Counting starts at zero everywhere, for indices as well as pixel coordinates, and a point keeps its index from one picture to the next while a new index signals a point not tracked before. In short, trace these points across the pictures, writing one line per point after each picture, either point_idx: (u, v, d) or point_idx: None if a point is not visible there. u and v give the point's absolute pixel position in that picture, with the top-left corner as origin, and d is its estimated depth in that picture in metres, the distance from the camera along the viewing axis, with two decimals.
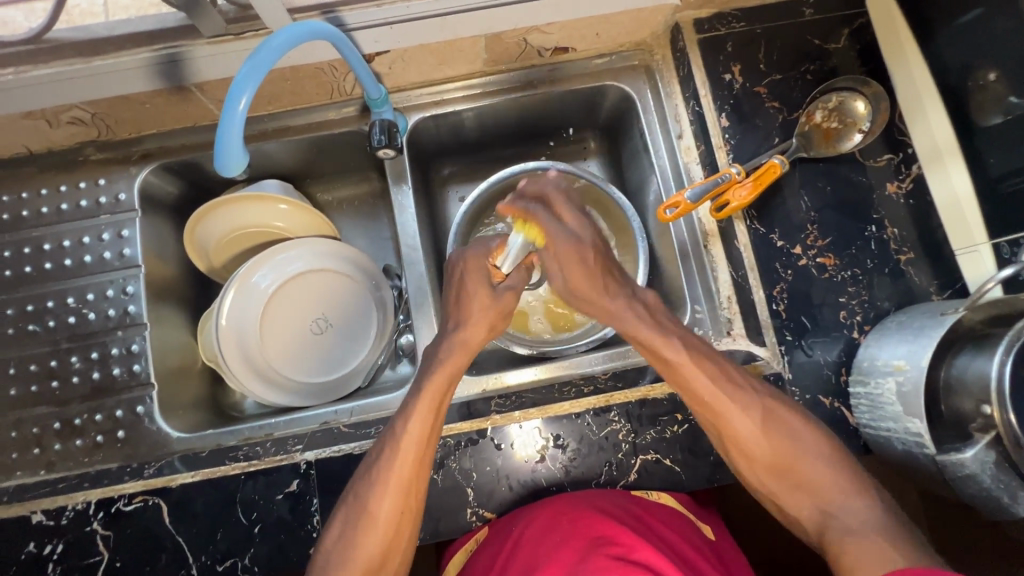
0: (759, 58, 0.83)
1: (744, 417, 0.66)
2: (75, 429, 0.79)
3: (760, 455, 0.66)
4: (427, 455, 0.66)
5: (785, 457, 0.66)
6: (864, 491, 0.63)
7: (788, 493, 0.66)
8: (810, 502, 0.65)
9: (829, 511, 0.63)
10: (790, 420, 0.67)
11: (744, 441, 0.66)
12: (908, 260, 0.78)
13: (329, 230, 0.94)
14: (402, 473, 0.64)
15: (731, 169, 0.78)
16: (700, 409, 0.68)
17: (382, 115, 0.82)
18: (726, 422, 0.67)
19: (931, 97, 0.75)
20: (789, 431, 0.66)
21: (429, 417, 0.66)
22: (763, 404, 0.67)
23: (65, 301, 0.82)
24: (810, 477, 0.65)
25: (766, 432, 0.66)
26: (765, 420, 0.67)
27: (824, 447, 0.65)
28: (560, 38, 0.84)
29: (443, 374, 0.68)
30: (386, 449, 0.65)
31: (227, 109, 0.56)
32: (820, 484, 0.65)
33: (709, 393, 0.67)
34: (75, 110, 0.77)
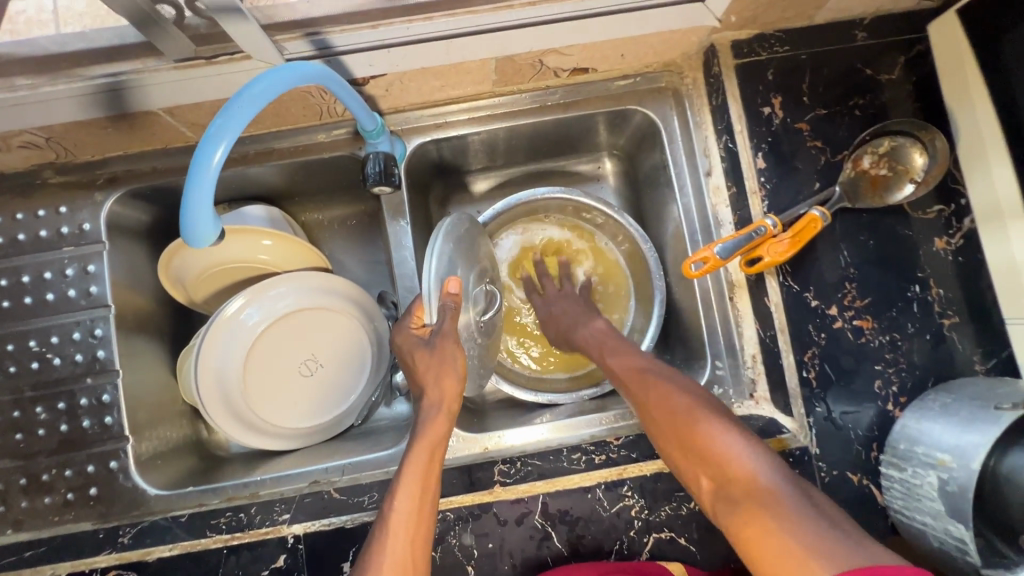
0: (804, 90, 0.74)
1: (670, 393, 0.63)
2: (43, 485, 0.73)
3: (679, 426, 0.59)
4: (421, 537, 0.56)
5: (696, 433, 0.57)
6: (787, 474, 0.52)
7: (709, 480, 0.55)
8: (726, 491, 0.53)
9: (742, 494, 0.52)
10: (715, 409, 0.60)
11: (673, 416, 0.60)
12: (952, 325, 0.71)
13: (319, 262, 0.86)
14: (397, 557, 0.54)
15: (767, 221, 0.70)
16: (639, 396, 0.66)
17: (377, 146, 0.73)
18: (654, 394, 0.64)
19: (995, 147, 0.66)
20: (704, 407, 0.60)
21: (416, 489, 0.57)
22: (699, 392, 0.63)
23: (27, 343, 0.75)
24: (719, 458, 0.55)
25: (688, 408, 0.60)
26: (695, 402, 0.61)
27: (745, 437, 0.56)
28: (580, 59, 0.74)
29: (425, 438, 0.60)
30: (377, 534, 0.56)
31: (194, 173, 0.47)
32: (733, 465, 0.54)
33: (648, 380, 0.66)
34: (26, 134, 0.68)
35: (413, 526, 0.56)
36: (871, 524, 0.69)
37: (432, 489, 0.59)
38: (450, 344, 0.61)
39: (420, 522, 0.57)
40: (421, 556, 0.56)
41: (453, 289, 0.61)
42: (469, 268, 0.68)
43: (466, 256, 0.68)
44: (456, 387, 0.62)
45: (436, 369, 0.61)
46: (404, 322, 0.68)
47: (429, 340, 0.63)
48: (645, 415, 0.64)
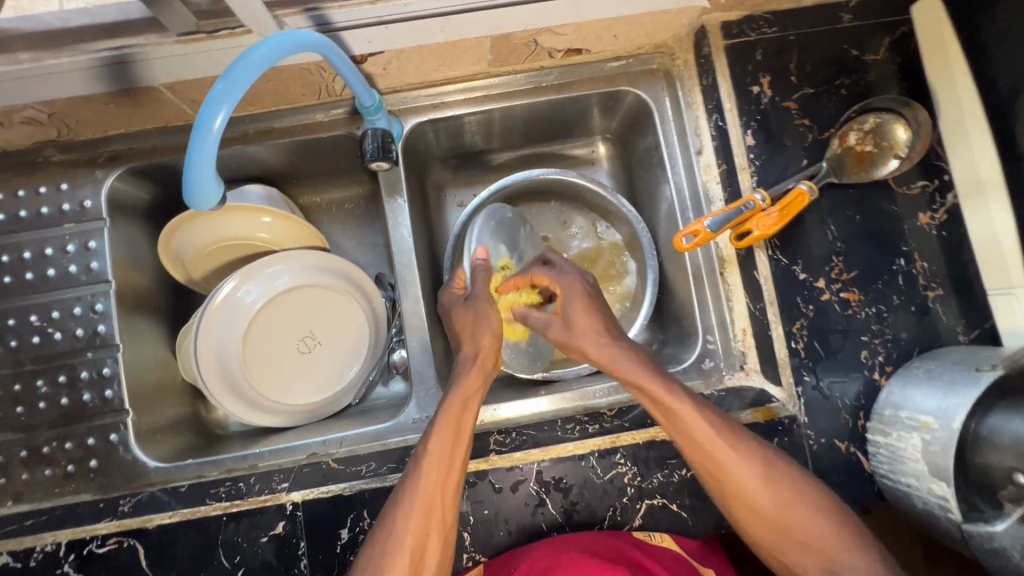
0: (791, 70, 0.76)
1: (744, 460, 0.61)
2: (43, 457, 0.73)
3: (761, 497, 0.60)
4: (452, 478, 0.61)
5: (785, 509, 0.60)
6: (865, 547, 0.58)
7: (790, 549, 0.60)
8: (813, 562, 0.59)
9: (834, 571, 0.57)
10: (786, 469, 0.62)
11: (746, 490, 0.60)
12: (937, 297, 0.73)
13: (316, 241, 0.87)
14: (428, 490, 0.59)
15: (756, 196, 0.71)
16: (706, 463, 0.62)
17: (375, 123, 0.74)
18: (724, 463, 0.61)
19: (975, 121, 0.69)
20: (784, 475, 0.61)
21: (449, 435, 0.62)
22: (758, 445, 0.63)
23: (28, 318, 0.76)
24: (817, 538, 0.59)
25: (769, 482, 0.61)
26: (763, 464, 0.62)
27: (825, 504, 0.60)
28: (574, 39, 0.75)
29: (461, 389, 0.65)
30: (412, 470, 0.61)
31: (198, 135, 0.48)
32: (825, 542, 0.58)
33: (708, 439, 0.61)
34: (29, 110, 0.69)
35: (444, 467, 0.61)
36: (858, 491, 0.70)
37: (465, 437, 0.63)
38: (486, 301, 0.71)
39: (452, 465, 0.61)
40: (450, 494, 0.61)
41: (480, 255, 0.75)
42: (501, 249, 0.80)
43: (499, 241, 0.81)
44: (493, 345, 0.70)
45: (474, 327, 0.70)
46: (448, 285, 0.78)
47: (466, 300, 0.73)
48: (710, 482, 0.63)
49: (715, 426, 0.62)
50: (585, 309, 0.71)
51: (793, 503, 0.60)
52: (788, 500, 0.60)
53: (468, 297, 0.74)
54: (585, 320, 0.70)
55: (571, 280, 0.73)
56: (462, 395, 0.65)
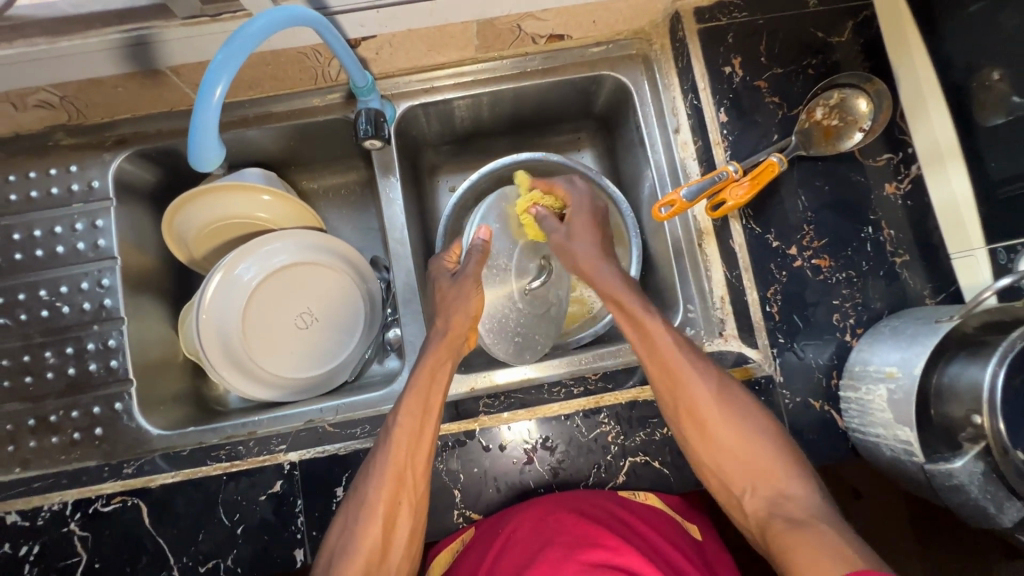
0: (761, 51, 0.81)
1: (703, 383, 0.67)
2: (51, 425, 0.76)
3: (714, 424, 0.67)
4: (421, 451, 0.65)
5: (732, 434, 0.66)
6: (804, 475, 0.64)
7: (736, 472, 0.66)
8: (756, 487, 0.65)
9: (775, 494, 0.64)
10: (740, 400, 0.68)
11: (701, 408, 0.67)
12: (904, 263, 0.77)
13: (313, 221, 0.91)
14: (397, 461, 0.64)
15: (729, 167, 0.75)
16: (663, 373, 0.68)
17: (368, 103, 0.79)
18: (685, 378, 0.67)
19: (934, 98, 0.73)
20: (738, 405, 0.68)
21: (417, 412, 0.66)
22: (719, 375, 0.69)
23: (37, 293, 0.79)
24: (758, 462, 0.65)
25: (721, 405, 0.67)
26: (720, 394, 0.68)
27: (771, 434, 0.66)
28: (556, 24, 0.80)
29: (428, 367, 0.70)
30: (382, 442, 0.66)
31: (201, 100, 0.52)
32: (767, 466, 0.65)
33: (673, 355, 0.68)
34: (42, 92, 0.73)
35: (414, 440, 0.65)
36: (832, 447, 0.73)
37: (434, 413, 0.67)
38: (472, 282, 0.77)
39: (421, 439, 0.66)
40: (421, 467, 0.65)
41: (482, 235, 0.80)
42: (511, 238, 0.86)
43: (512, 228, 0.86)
44: (464, 324, 0.75)
45: (452, 302, 0.75)
46: (443, 256, 0.83)
47: (453, 276, 0.79)
48: (667, 400, 0.69)
49: (680, 344, 0.69)
50: (589, 228, 0.80)
51: (742, 427, 0.67)
52: (739, 424, 0.66)
53: (456, 274, 0.79)
54: (582, 224, 0.80)
55: (581, 198, 0.82)
56: (430, 373, 0.69)
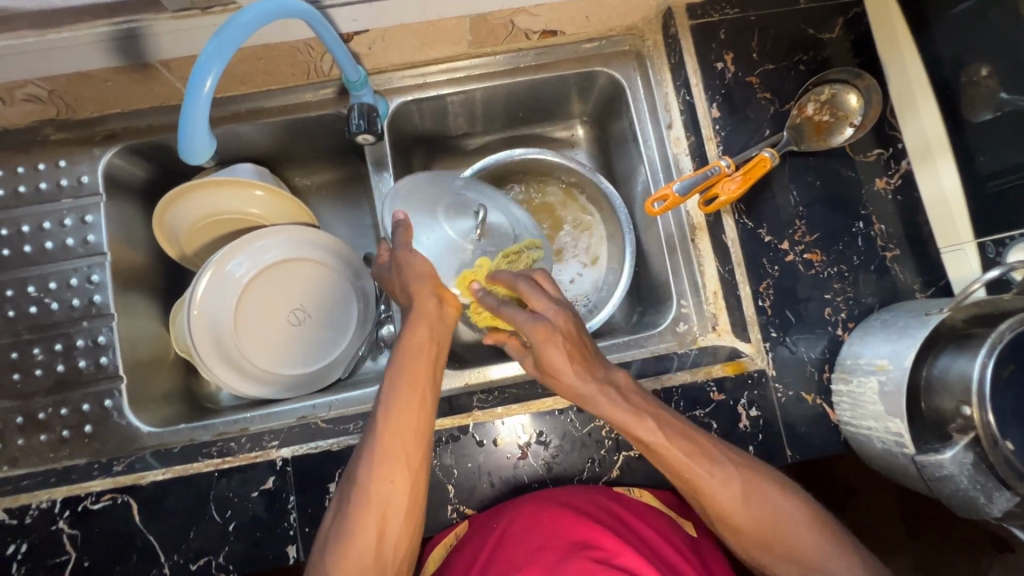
0: (752, 47, 0.81)
1: (723, 487, 0.62)
2: (39, 423, 0.76)
3: (746, 520, 0.62)
4: (414, 451, 0.62)
5: (761, 526, 0.62)
6: (845, 548, 0.62)
7: (773, 561, 0.64)
8: (795, 570, 0.63)
9: (810, 574, 0.62)
10: (768, 494, 0.63)
11: (730, 509, 0.62)
12: (894, 258, 0.77)
13: (306, 217, 0.91)
14: (387, 456, 0.61)
15: (721, 162, 0.76)
16: (680, 479, 0.63)
17: (361, 98, 0.78)
18: (713, 494, 0.62)
19: (923, 91, 0.74)
20: (767, 500, 0.63)
21: (414, 387, 0.63)
22: (743, 476, 0.63)
23: (26, 289, 0.78)
24: (786, 540, 0.62)
25: (748, 505, 0.62)
26: (746, 493, 0.63)
27: (798, 512, 0.63)
28: (549, 20, 0.80)
29: (419, 353, 0.65)
30: (372, 432, 0.63)
31: (190, 91, 0.52)
32: (803, 553, 0.62)
33: (686, 468, 0.62)
34: (31, 86, 0.72)
35: (405, 427, 0.62)
36: (825, 440, 0.74)
37: (422, 395, 0.64)
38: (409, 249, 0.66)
39: (415, 432, 0.63)
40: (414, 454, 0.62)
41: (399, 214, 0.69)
42: (428, 203, 0.74)
43: (426, 194, 0.75)
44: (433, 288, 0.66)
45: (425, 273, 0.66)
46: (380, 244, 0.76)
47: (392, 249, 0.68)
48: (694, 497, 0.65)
49: (694, 459, 0.62)
50: (563, 356, 0.62)
51: (780, 527, 0.62)
52: (773, 526, 0.62)
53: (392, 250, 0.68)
54: (553, 354, 0.62)
55: (543, 325, 0.61)
56: (416, 353, 0.65)
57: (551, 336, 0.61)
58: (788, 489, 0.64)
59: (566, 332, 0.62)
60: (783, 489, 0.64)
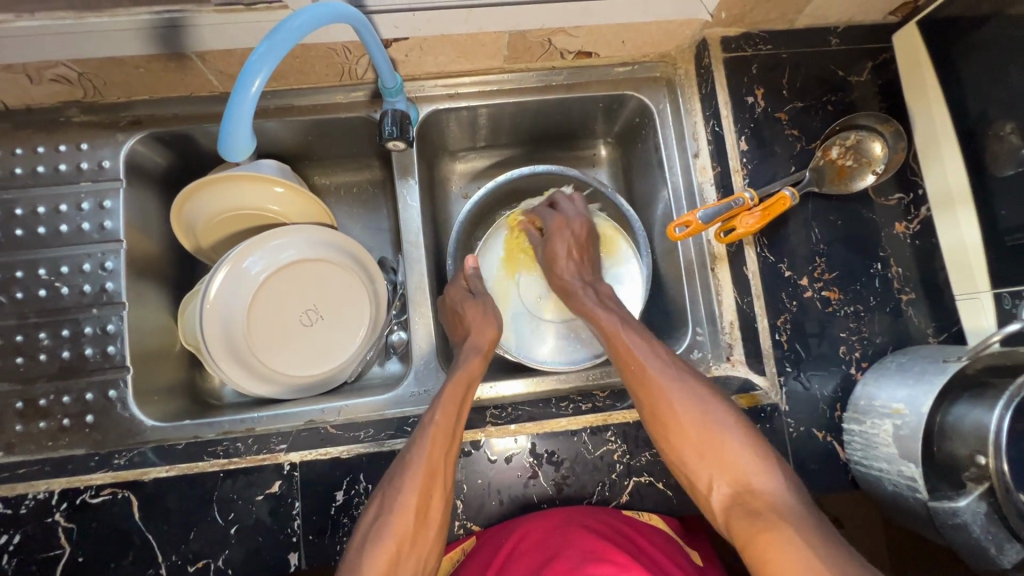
0: (784, 84, 0.82)
1: (670, 382, 0.68)
2: (39, 409, 0.74)
3: (684, 422, 0.66)
4: (452, 451, 0.67)
5: (698, 426, 0.65)
6: (774, 469, 0.62)
7: (701, 465, 0.64)
8: (721, 479, 0.63)
9: (740, 489, 0.61)
10: (699, 390, 0.68)
11: (673, 411, 0.66)
12: (909, 301, 0.78)
13: (325, 217, 0.90)
14: (431, 460, 0.64)
15: (745, 194, 0.77)
16: (632, 377, 0.70)
17: (394, 105, 0.78)
18: (662, 390, 0.67)
19: (948, 140, 0.75)
20: (701, 398, 0.67)
21: (456, 401, 0.69)
22: (684, 373, 0.69)
23: (36, 271, 0.77)
24: (716, 443, 0.64)
25: (689, 405, 0.66)
26: (687, 390, 0.68)
27: (736, 426, 0.65)
28: (585, 42, 0.80)
29: (463, 374, 0.72)
30: (416, 440, 0.66)
31: (237, 89, 0.52)
32: (730, 458, 0.63)
33: (635, 361, 0.70)
34: (61, 67, 0.71)
35: (439, 440, 0.65)
36: (833, 478, 0.74)
37: (464, 415, 0.69)
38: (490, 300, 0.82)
39: (450, 440, 0.67)
40: (449, 466, 0.66)
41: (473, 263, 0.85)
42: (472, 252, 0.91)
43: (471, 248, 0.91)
44: (494, 333, 0.78)
45: (480, 318, 0.79)
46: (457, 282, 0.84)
47: (473, 294, 0.82)
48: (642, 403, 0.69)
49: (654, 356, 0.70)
50: (565, 246, 0.85)
51: (713, 428, 0.65)
52: (706, 423, 0.65)
53: (475, 292, 0.82)
54: (562, 248, 0.84)
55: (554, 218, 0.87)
56: (461, 387, 0.71)
57: (566, 227, 0.85)
58: (730, 404, 0.68)
59: (582, 235, 0.86)
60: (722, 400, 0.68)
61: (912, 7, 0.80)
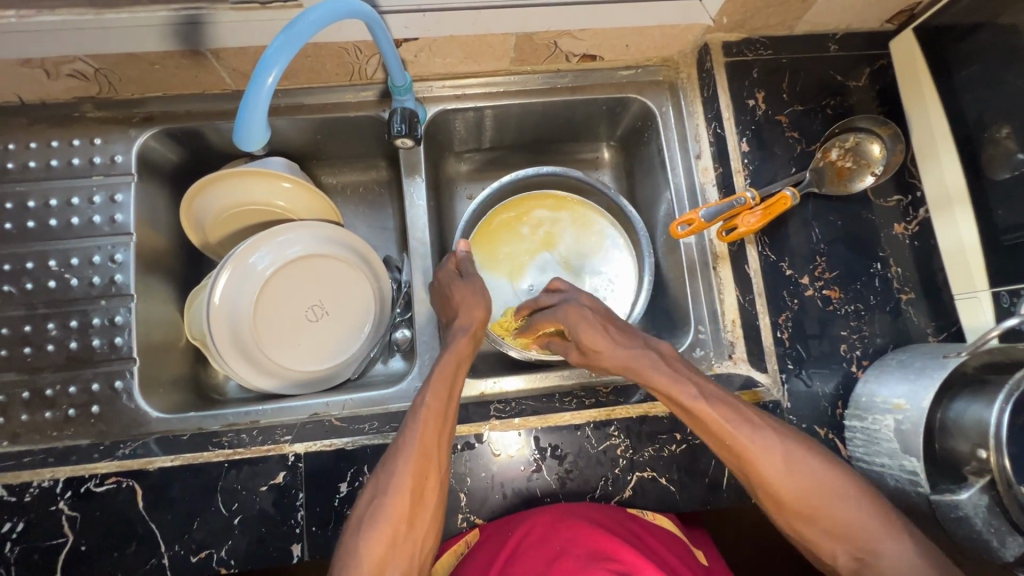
0: (783, 88, 0.84)
1: (766, 451, 0.63)
2: (45, 400, 0.74)
3: (795, 496, 0.62)
4: (444, 433, 0.67)
5: (811, 500, 0.62)
6: (897, 528, 0.59)
7: (820, 535, 0.62)
8: (845, 548, 0.61)
9: (864, 556, 0.60)
10: (811, 458, 0.63)
11: (774, 481, 0.62)
12: (909, 300, 0.79)
13: (331, 214, 0.91)
14: (423, 443, 0.64)
15: (747, 194, 0.78)
16: (723, 447, 0.65)
17: (403, 103, 0.80)
18: (761, 467, 0.63)
19: (945, 143, 0.76)
20: (810, 466, 0.63)
21: (446, 383, 0.69)
22: (785, 439, 0.64)
23: (46, 263, 0.78)
24: (828, 515, 0.61)
25: (793, 473, 0.62)
26: (790, 459, 0.63)
27: (839, 482, 0.62)
28: (590, 45, 0.82)
29: (452, 356, 0.72)
30: (409, 423, 0.66)
31: (254, 81, 0.53)
32: (851, 526, 0.60)
33: (728, 433, 0.64)
34: (78, 63, 0.72)
35: (429, 421, 0.65)
36: None
37: (456, 395, 0.70)
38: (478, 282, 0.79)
39: (441, 422, 0.67)
40: (442, 448, 0.66)
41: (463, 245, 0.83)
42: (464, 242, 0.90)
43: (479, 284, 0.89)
44: (483, 314, 0.77)
45: (468, 300, 0.76)
46: (445, 265, 0.82)
47: (462, 277, 0.80)
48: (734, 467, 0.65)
49: (742, 424, 0.64)
50: (596, 334, 0.72)
51: (822, 493, 0.61)
52: (816, 491, 0.61)
53: (464, 275, 0.80)
54: (590, 340, 0.72)
55: (568, 313, 0.75)
56: (452, 372, 0.70)
57: (582, 315, 0.73)
58: (836, 460, 0.64)
59: (596, 309, 0.75)
60: (819, 457, 0.64)
61: (908, 15, 0.82)
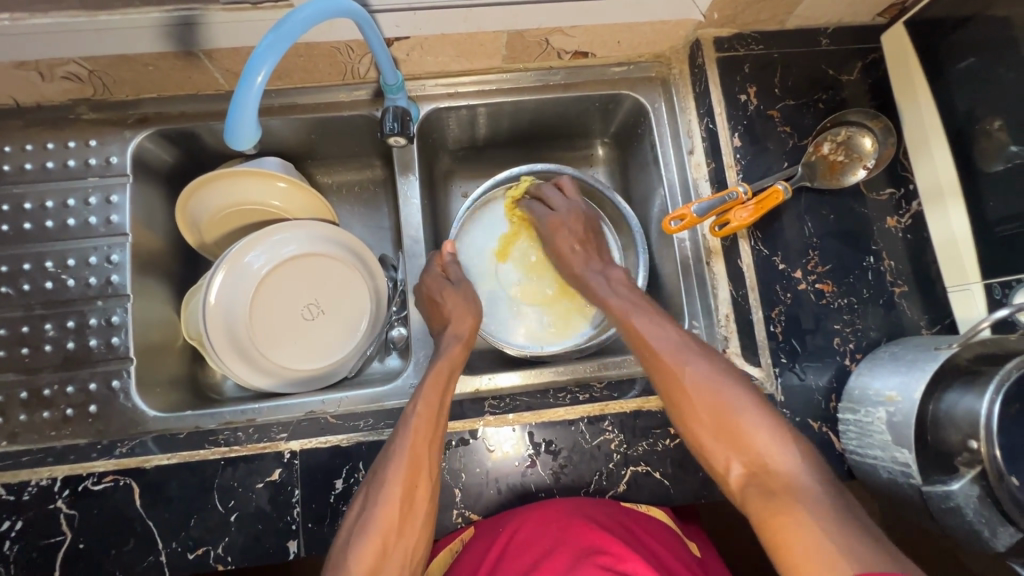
0: (775, 82, 0.84)
1: (675, 351, 0.70)
2: (43, 400, 0.75)
3: (694, 396, 0.66)
4: (436, 439, 0.68)
5: (706, 401, 0.66)
6: (795, 443, 0.62)
7: (714, 442, 0.64)
8: (738, 456, 0.63)
9: (756, 467, 0.61)
10: (713, 368, 0.68)
11: (681, 378, 0.68)
12: (902, 293, 0.79)
13: (325, 213, 0.91)
14: (414, 450, 0.65)
15: (739, 188, 0.79)
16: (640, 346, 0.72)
17: (396, 101, 0.80)
18: (674, 368, 0.68)
19: (937, 137, 0.76)
20: (715, 375, 0.67)
21: (438, 389, 0.70)
22: (695, 351, 0.70)
23: (43, 264, 0.78)
24: (730, 423, 0.64)
25: (697, 375, 0.67)
26: (695, 366, 0.68)
27: (752, 402, 0.65)
28: (581, 42, 0.82)
29: (444, 363, 0.73)
30: (400, 430, 0.67)
31: (243, 80, 0.54)
32: (747, 435, 0.63)
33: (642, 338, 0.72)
34: (72, 65, 0.73)
35: (420, 428, 0.66)
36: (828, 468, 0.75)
37: (448, 401, 0.71)
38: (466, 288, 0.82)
39: (433, 429, 0.67)
40: (433, 454, 0.67)
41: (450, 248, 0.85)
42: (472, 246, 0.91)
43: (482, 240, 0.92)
44: (473, 319, 0.80)
45: (459, 308, 0.79)
46: (431, 269, 0.83)
47: (452, 282, 0.82)
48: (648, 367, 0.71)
49: (663, 332, 0.72)
50: (570, 238, 0.86)
51: (722, 399, 0.65)
52: (717, 396, 0.65)
53: (454, 280, 0.82)
54: (563, 242, 0.86)
55: (546, 213, 0.89)
56: (441, 379, 0.72)
57: (562, 224, 0.87)
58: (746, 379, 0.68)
59: (586, 222, 0.88)
60: (744, 384, 0.67)
61: (899, 9, 0.82)
